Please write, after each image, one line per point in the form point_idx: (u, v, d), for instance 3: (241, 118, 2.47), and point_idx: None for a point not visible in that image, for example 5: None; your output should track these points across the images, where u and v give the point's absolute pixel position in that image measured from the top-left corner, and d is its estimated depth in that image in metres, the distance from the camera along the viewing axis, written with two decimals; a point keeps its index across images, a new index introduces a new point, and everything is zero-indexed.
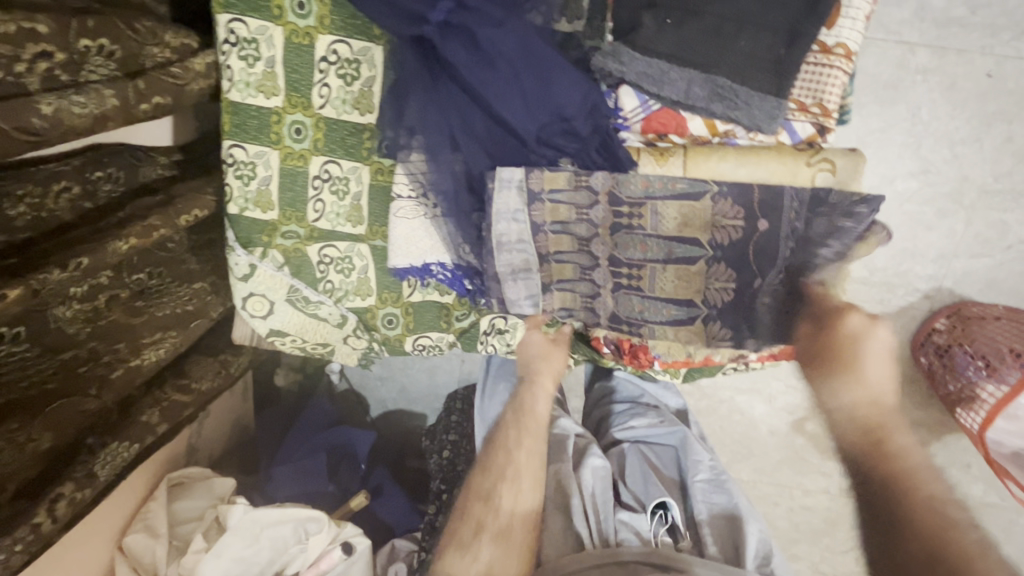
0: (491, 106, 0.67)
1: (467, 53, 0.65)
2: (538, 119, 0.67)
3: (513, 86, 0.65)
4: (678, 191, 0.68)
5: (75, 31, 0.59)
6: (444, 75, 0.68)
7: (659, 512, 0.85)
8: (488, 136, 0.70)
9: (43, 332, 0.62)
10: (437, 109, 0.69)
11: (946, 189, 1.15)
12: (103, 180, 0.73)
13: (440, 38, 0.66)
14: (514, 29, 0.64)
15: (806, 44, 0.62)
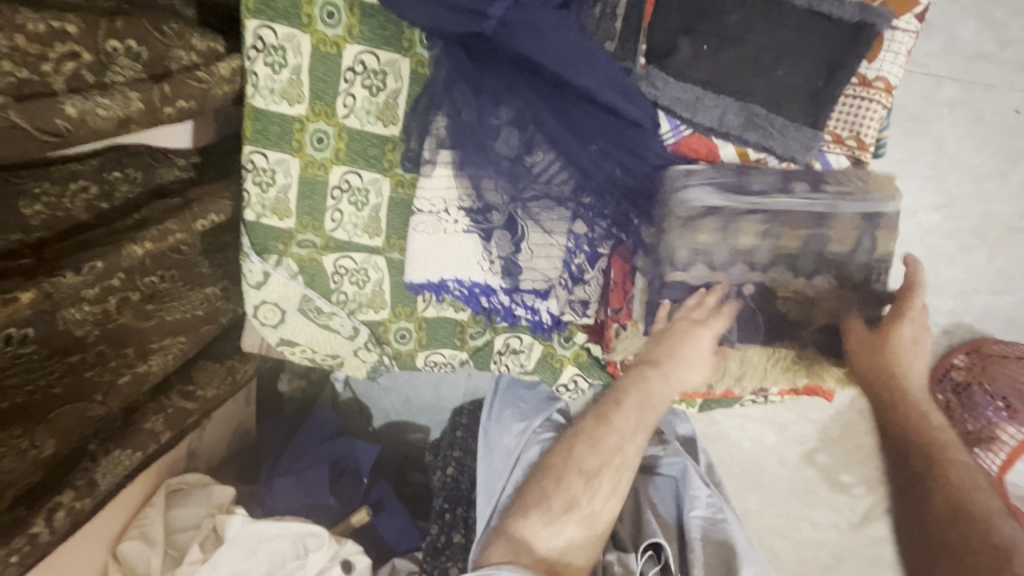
0: (554, 105, 0.65)
1: (533, 49, 0.64)
2: (600, 122, 0.65)
3: (580, 84, 0.64)
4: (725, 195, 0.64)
5: (104, 31, 0.59)
6: (503, 73, 0.65)
7: (650, 553, 0.80)
8: (550, 135, 0.66)
9: (52, 333, 0.61)
10: (491, 109, 0.66)
11: (969, 224, 1.13)
12: (121, 181, 0.72)
13: (506, 34, 0.64)
14: (571, 35, 0.63)
15: (846, 77, 0.61)
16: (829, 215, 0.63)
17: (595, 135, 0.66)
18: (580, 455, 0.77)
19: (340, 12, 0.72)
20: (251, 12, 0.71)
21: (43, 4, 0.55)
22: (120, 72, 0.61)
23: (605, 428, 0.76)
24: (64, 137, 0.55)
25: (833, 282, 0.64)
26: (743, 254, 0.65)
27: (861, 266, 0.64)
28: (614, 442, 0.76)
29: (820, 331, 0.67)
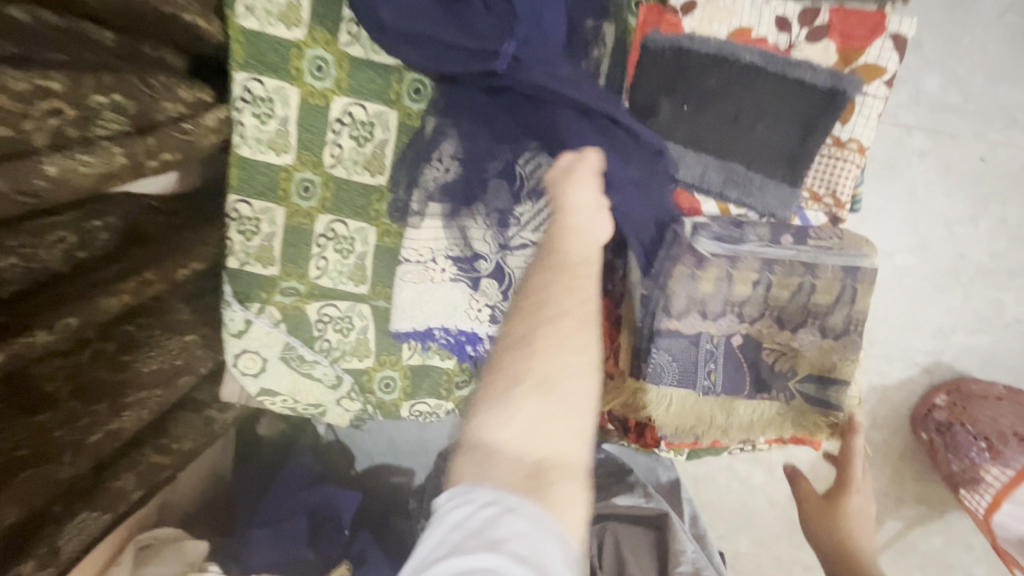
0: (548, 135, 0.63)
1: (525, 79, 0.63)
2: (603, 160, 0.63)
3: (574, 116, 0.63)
4: (715, 239, 0.64)
5: (88, 87, 0.58)
6: (514, 104, 0.66)
7: None
8: (537, 174, 0.66)
9: (16, 394, 0.58)
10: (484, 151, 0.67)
11: (944, 266, 1.17)
12: (100, 230, 0.69)
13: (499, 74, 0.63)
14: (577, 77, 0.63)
15: (821, 138, 0.63)
16: (813, 267, 0.63)
17: (609, 176, 0.61)
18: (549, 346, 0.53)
19: (329, 66, 0.73)
20: (241, 65, 0.72)
21: (26, 61, 0.54)
22: (102, 126, 0.60)
23: (564, 340, 0.53)
24: (40, 196, 0.54)
25: (818, 335, 0.65)
26: (731, 305, 0.64)
27: (845, 320, 0.64)
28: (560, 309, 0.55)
29: (810, 383, 0.66)
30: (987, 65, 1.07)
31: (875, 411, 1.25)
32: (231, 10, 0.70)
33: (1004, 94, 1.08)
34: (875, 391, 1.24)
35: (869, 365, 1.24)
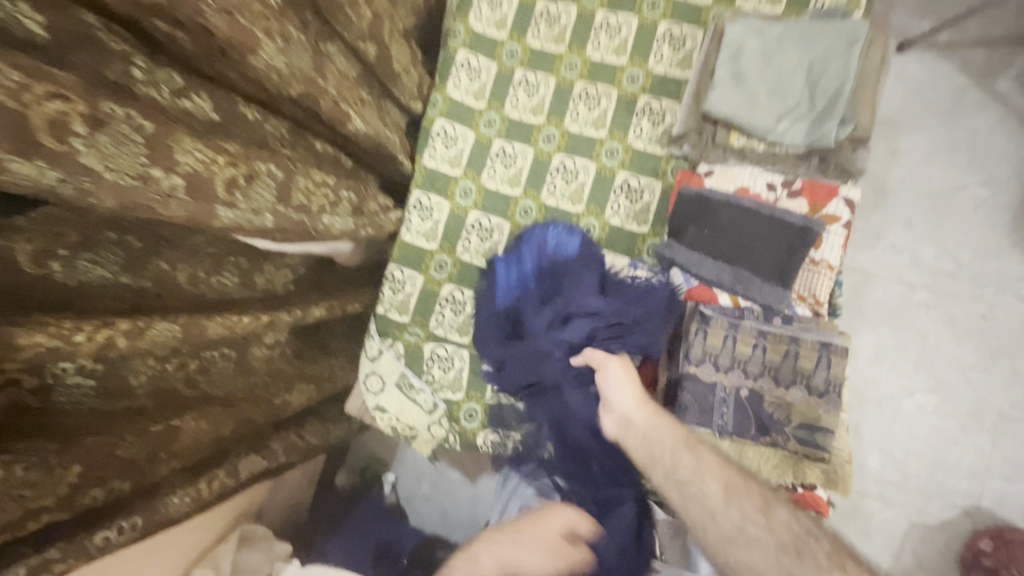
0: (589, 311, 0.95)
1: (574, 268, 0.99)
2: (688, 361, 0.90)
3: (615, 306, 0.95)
4: (722, 313, 0.90)
5: (343, 184, 1.00)
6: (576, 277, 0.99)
7: None
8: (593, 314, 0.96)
9: (242, 357, 0.89)
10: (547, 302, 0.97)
11: (965, 409, 1.29)
12: (303, 273, 1.05)
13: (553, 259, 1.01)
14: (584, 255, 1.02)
15: (801, 256, 0.90)
16: (796, 339, 0.86)
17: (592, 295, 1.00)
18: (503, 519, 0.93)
19: (471, 193, 1.14)
20: (418, 187, 1.14)
21: (322, 162, 0.96)
22: (337, 211, 0.98)
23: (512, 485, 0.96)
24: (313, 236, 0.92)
25: (809, 395, 0.85)
26: (738, 363, 0.87)
27: (828, 382, 0.85)
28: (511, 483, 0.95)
29: (799, 431, 0.84)
30: (972, 243, 1.32)
31: (920, 552, 1.26)
32: (420, 156, 1.14)
33: (991, 265, 1.31)
34: (915, 530, 1.27)
35: (909, 501, 1.28)
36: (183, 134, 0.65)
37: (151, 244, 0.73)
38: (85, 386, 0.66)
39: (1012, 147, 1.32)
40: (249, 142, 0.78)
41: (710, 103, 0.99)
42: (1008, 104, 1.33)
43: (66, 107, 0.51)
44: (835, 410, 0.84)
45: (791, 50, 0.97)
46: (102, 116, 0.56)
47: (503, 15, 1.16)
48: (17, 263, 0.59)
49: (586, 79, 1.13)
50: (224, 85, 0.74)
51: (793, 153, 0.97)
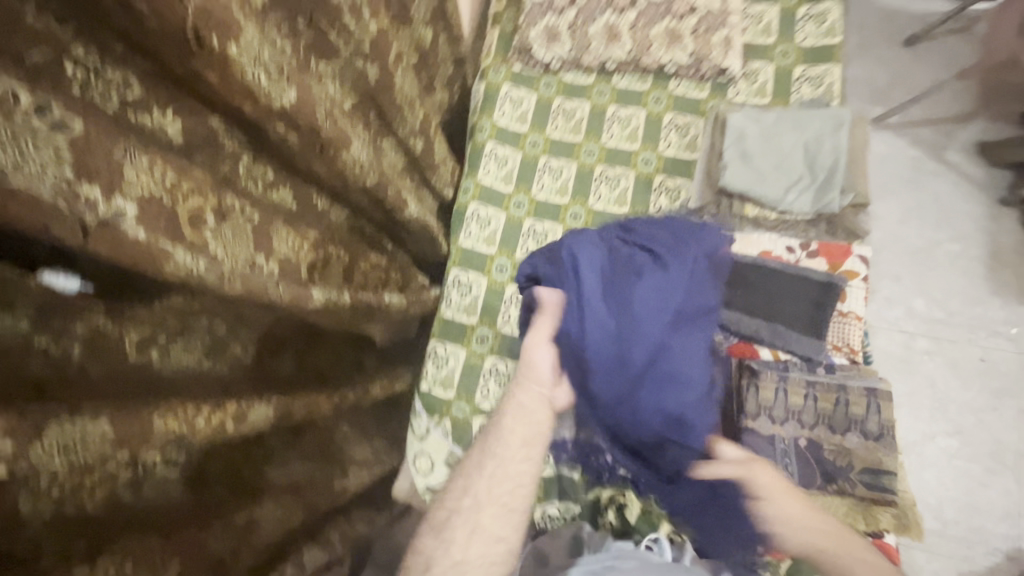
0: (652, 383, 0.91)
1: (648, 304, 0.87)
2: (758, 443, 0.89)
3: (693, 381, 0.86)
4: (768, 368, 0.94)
5: (391, 265, 1.05)
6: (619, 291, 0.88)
7: None
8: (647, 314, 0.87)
9: (303, 442, 0.88)
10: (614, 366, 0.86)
11: (985, 450, 1.34)
12: (348, 350, 1.02)
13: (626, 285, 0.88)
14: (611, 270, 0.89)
15: (830, 308, 0.97)
16: (844, 388, 0.91)
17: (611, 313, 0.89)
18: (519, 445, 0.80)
19: (507, 268, 1.20)
20: (456, 265, 1.20)
21: (374, 245, 1.00)
22: (388, 289, 1.03)
23: (535, 401, 0.84)
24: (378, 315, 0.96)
25: (865, 438, 0.89)
26: (793, 413, 0.91)
27: (879, 425, 0.89)
28: (533, 404, 0.84)
29: (862, 475, 0.87)
30: (957, 292, 1.45)
31: None
32: (457, 237, 1.21)
33: (978, 311, 1.43)
34: None
35: (952, 549, 1.29)
36: (277, 223, 0.72)
37: (231, 327, 0.74)
38: (170, 476, 0.64)
39: (972, 207, 1.50)
40: (322, 229, 0.83)
41: (724, 179, 1.11)
42: (960, 171, 1.52)
43: (201, 202, 0.56)
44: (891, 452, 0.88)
45: (786, 132, 1.11)
46: (224, 210, 0.61)
47: (523, 111, 1.30)
48: (124, 348, 0.59)
49: (605, 163, 1.25)
50: (305, 178, 0.78)
51: (803, 219, 1.09)
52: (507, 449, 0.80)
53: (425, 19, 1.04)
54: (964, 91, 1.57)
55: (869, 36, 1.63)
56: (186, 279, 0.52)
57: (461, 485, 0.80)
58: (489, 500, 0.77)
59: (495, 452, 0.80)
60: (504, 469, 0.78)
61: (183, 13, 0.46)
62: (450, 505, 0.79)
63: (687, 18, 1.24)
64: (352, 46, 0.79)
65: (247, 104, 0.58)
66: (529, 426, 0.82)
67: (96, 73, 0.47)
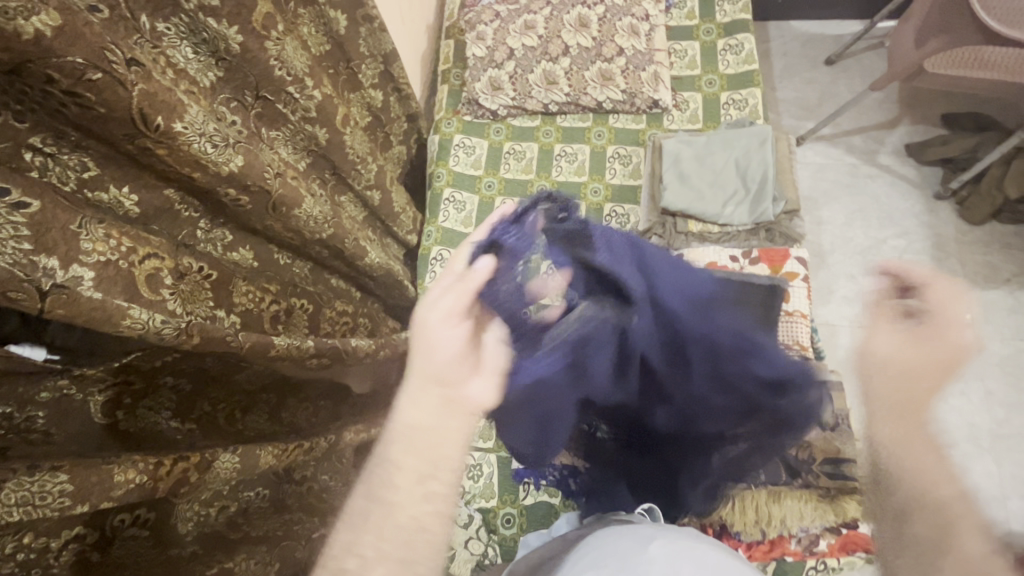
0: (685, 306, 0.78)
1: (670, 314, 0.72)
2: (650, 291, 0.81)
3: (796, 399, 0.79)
4: None
5: (359, 311, 1.10)
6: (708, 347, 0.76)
7: None
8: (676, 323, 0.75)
9: (276, 495, 0.88)
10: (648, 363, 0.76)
11: (960, 435, 1.36)
12: (326, 403, 1.05)
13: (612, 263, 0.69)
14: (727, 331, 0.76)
15: (778, 312, 1.03)
16: None
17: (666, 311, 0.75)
18: (399, 469, 0.56)
19: None
20: None
21: (339, 294, 1.04)
22: (356, 334, 1.07)
23: (422, 405, 0.58)
24: (348, 358, 0.98)
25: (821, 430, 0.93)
26: None
27: (834, 417, 0.94)
28: (414, 411, 0.58)
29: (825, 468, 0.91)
30: None
31: None
32: (423, 280, 1.27)
33: None
34: None
35: None
36: (237, 280, 0.76)
37: (198, 385, 0.75)
38: (140, 536, 0.66)
39: (910, 203, 1.58)
40: (284, 283, 0.87)
41: (666, 202, 1.19)
42: (894, 172, 1.61)
43: (158, 264, 0.61)
44: (847, 439, 0.93)
45: (717, 152, 1.20)
46: (181, 270, 0.65)
47: (476, 157, 1.38)
48: (90, 412, 0.62)
49: None
50: (263, 237, 0.82)
51: (743, 229, 1.18)
52: (383, 478, 0.56)
53: (374, 82, 1.13)
54: (885, 100, 1.69)
55: (793, 60, 1.77)
56: (144, 334, 0.56)
57: (356, 520, 0.56)
58: (371, 538, 0.54)
59: (384, 479, 0.56)
60: (384, 494, 0.55)
61: (128, 96, 0.52)
62: (332, 569, 0.54)
63: (617, 59, 1.34)
64: (300, 113, 0.87)
65: (196, 173, 0.63)
66: (410, 437, 0.57)
67: (53, 158, 0.53)
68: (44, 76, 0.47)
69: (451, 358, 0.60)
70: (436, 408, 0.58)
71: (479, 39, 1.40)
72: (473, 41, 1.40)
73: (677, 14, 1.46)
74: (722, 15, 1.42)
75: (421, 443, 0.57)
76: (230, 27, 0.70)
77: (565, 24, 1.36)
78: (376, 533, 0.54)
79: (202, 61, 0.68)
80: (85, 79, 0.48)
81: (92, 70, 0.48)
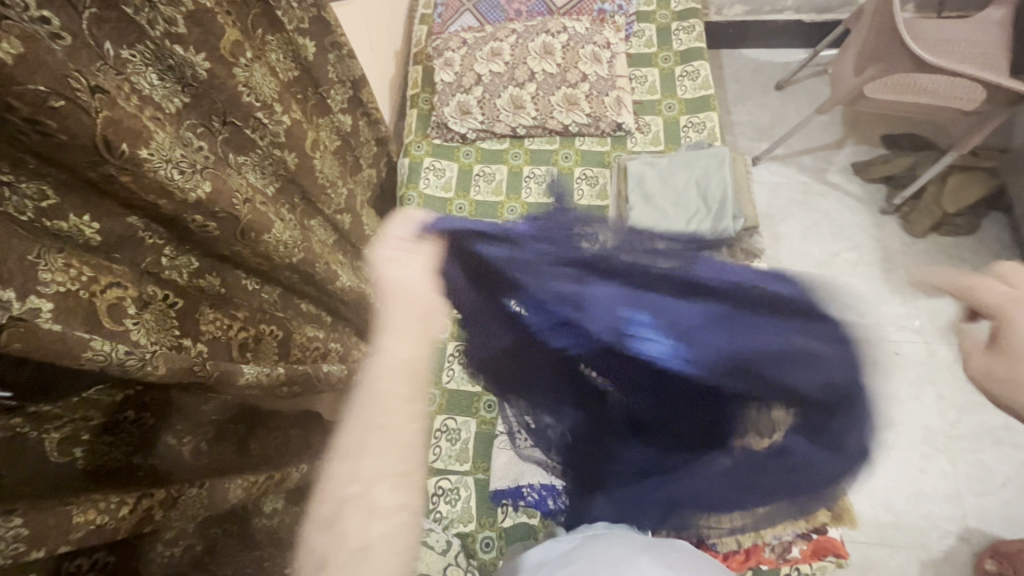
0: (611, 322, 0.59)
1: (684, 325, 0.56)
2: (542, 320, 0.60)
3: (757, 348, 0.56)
4: None
5: (331, 335, 1.08)
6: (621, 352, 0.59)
7: None
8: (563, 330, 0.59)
9: (245, 530, 0.84)
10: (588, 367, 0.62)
11: (917, 437, 1.43)
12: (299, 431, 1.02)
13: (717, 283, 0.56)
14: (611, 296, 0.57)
15: None
16: None
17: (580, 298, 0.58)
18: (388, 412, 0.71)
19: None
20: None
21: (311, 319, 1.03)
22: (329, 360, 1.05)
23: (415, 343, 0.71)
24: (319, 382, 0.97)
25: None
26: None
27: None
28: (405, 349, 0.71)
29: None
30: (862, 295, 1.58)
31: None
32: None
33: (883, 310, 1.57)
34: (928, 567, 1.31)
35: (909, 539, 1.33)
36: (204, 308, 0.75)
37: (161, 419, 0.73)
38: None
39: (859, 218, 1.67)
40: (253, 309, 0.85)
41: None
42: (843, 189, 1.71)
43: (121, 294, 0.59)
44: None
45: (679, 172, 1.26)
46: (145, 298, 0.64)
47: (447, 179, 1.40)
48: (44, 450, 0.58)
49: (527, 218, 1.34)
50: (230, 263, 0.81)
51: None
52: (376, 419, 0.71)
53: (343, 107, 1.14)
54: (831, 123, 1.80)
55: (745, 85, 1.87)
56: (106, 366, 0.54)
57: (351, 449, 0.71)
58: (368, 463, 0.70)
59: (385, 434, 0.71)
60: (374, 436, 0.71)
61: (91, 123, 0.51)
62: (341, 495, 0.71)
63: (581, 85, 1.39)
64: (269, 138, 0.86)
65: (163, 200, 0.63)
66: (398, 373, 0.71)
67: (11, 187, 0.51)
68: (5, 105, 0.45)
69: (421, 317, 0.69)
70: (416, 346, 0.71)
71: (448, 65, 1.44)
72: (441, 67, 1.43)
73: (636, 42, 1.53)
74: (678, 43, 1.50)
75: (411, 375, 0.71)
76: (197, 55, 0.70)
77: (530, 51, 1.41)
78: (375, 471, 0.70)
79: (168, 87, 0.68)
80: (48, 106, 0.47)
81: (56, 97, 0.48)
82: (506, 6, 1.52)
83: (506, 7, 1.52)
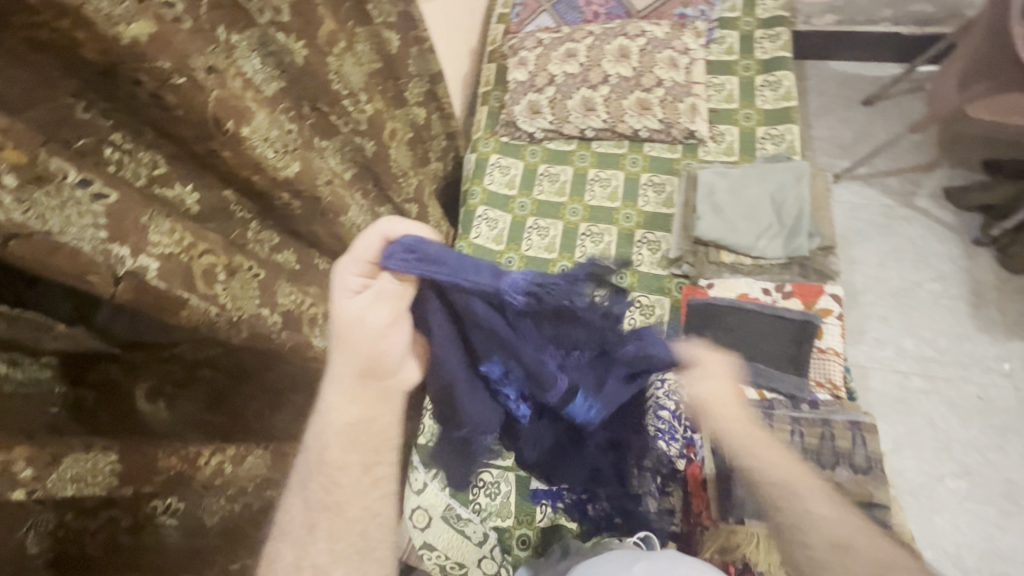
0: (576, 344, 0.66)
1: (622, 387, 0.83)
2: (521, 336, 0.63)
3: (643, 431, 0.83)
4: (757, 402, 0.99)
5: None
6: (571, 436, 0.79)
7: None
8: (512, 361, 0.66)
9: None
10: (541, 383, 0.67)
11: (995, 490, 1.31)
12: None
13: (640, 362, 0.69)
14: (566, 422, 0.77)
15: (809, 345, 1.03)
16: (828, 420, 0.96)
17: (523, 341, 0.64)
18: (340, 483, 0.64)
19: None
20: None
21: None
22: None
23: (363, 401, 0.63)
24: None
25: (852, 470, 0.91)
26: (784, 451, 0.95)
27: (867, 458, 0.91)
28: (350, 407, 0.62)
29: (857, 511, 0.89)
30: (945, 330, 1.47)
31: None
32: None
33: (967, 348, 1.44)
34: None
35: None
36: (282, 281, 0.78)
37: (234, 380, 0.75)
38: (167, 528, 0.64)
39: (947, 247, 1.55)
40: (322, 287, 0.89)
41: (699, 230, 1.21)
42: (931, 215, 1.59)
43: (213, 260, 0.63)
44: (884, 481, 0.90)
45: (752, 186, 1.21)
46: (233, 266, 0.67)
47: (511, 177, 1.41)
48: (135, 399, 0.61)
49: (588, 221, 1.33)
50: (305, 241, 0.85)
51: (777, 263, 1.17)
52: (327, 481, 0.64)
53: (419, 100, 1.17)
54: (924, 143, 1.68)
55: (829, 98, 1.77)
56: (197, 321, 0.61)
57: (300, 529, 0.64)
58: (322, 542, 0.64)
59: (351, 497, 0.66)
60: (323, 505, 0.65)
61: (203, 101, 0.56)
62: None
63: (656, 90, 1.37)
64: (351, 125, 0.90)
65: (256, 176, 0.67)
66: (346, 436, 0.63)
67: (130, 156, 0.56)
68: (133, 79, 0.50)
69: (366, 361, 0.60)
70: (366, 399, 0.63)
71: (522, 64, 1.45)
72: (515, 66, 1.45)
73: (717, 49, 1.48)
74: (761, 52, 1.45)
75: (361, 439, 0.64)
76: (297, 42, 0.74)
77: (606, 54, 1.40)
78: (324, 535, 0.64)
79: (268, 71, 0.72)
80: (170, 82, 0.52)
81: (177, 75, 0.52)
82: (585, 8, 1.52)
83: (585, 9, 1.52)
